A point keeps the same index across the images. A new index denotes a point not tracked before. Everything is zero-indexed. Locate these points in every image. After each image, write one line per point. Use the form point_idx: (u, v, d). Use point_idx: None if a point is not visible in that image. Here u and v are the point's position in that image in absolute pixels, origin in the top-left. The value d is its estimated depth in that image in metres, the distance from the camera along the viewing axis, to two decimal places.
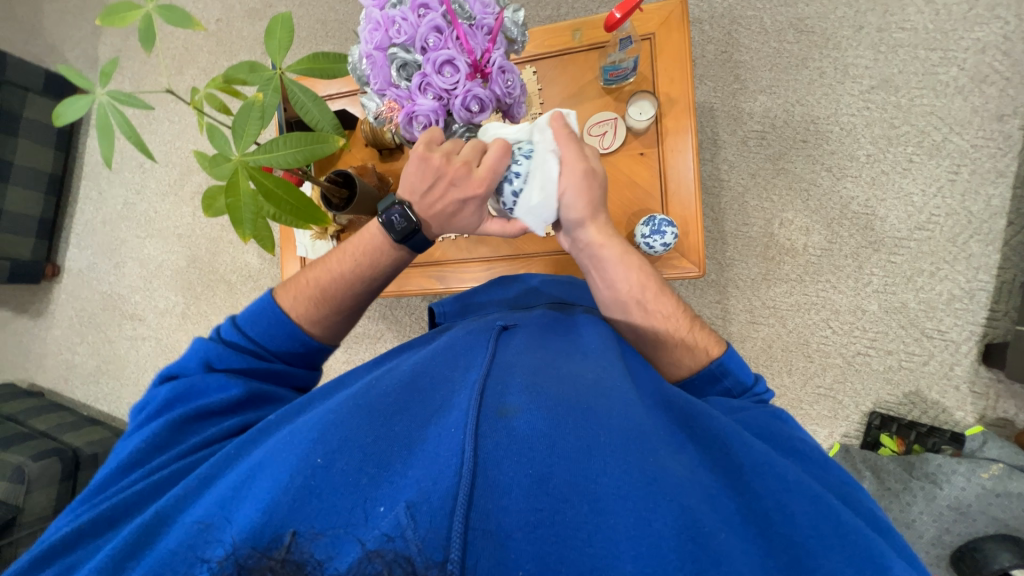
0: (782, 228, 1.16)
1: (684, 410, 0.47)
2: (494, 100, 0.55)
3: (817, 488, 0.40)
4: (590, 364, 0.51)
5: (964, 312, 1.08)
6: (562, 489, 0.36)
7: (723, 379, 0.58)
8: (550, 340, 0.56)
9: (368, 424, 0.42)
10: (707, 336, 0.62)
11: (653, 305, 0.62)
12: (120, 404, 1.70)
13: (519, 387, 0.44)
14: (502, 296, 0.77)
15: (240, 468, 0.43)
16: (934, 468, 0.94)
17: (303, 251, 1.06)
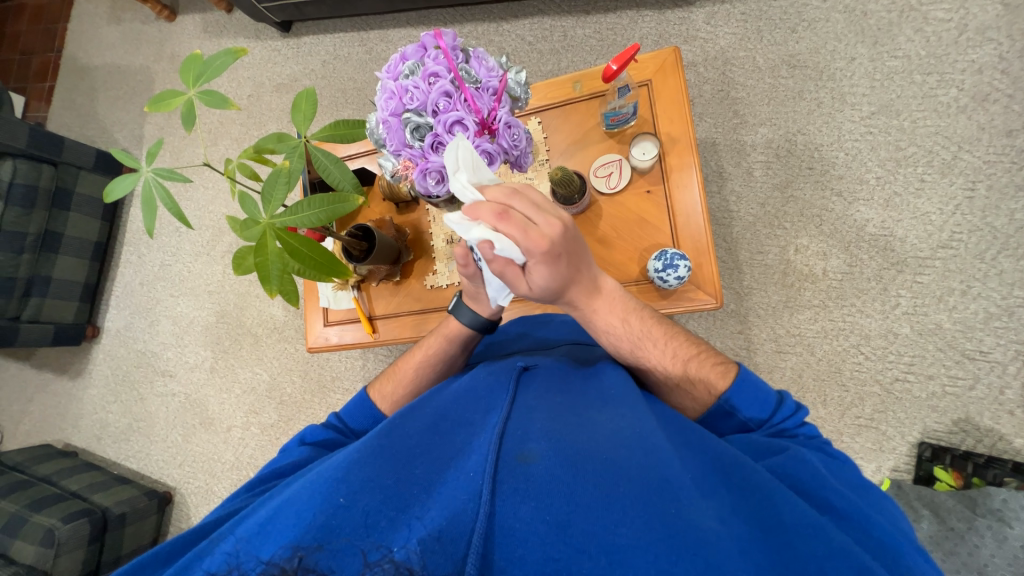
0: (798, 254, 1.15)
1: (716, 456, 0.45)
2: (502, 153, 0.58)
3: (859, 556, 0.37)
4: (610, 409, 0.50)
5: (1005, 331, 1.03)
6: (580, 539, 0.36)
7: (737, 413, 0.56)
8: (569, 384, 0.56)
9: (390, 467, 0.42)
10: (712, 369, 0.59)
11: (643, 352, 0.61)
12: (149, 461, 1.73)
13: (539, 432, 0.44)
14: (522, 337, 0.78)
15: (265, 507, 0.43)
16: (999, 503, 0.85)
17: (325, 302, 1.10)
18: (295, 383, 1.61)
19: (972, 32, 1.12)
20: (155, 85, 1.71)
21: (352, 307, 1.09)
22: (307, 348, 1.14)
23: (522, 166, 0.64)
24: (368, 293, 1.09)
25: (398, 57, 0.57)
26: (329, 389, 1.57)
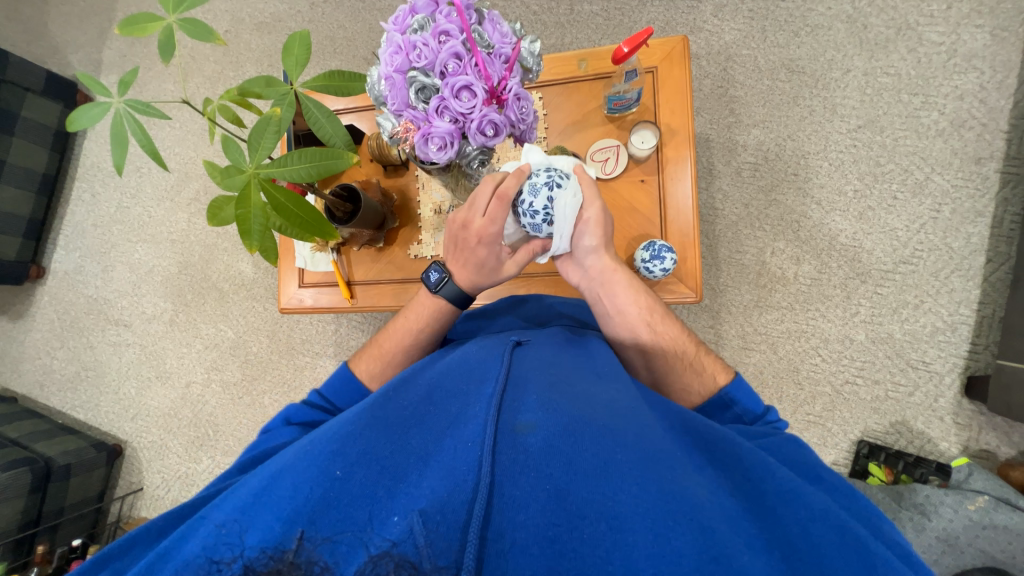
0: (773, 256, 1.19)
1: (704, 436, 0.47)
2: (507, 126, 0.55)
3: (847, 522, 0.39)
4: (603, 383, 0.51)
5: (947, 345, 1.11)
6: (579, 506, 0.37)
7: (733, 406, 0.61)
8: (563, 359, 0.56)
9: (386, 439, 0.42)
10: (715, 363, 0.67)
11: (661, 327, 0.68)
12: (98, 412, 1.65)
13: (534, 403, 0.45)
14: (517, 316, 0.78)
15: (255, 478, 0.42)
16: (923, 498, 0.92)
17: (301, 263, 1.06)
18: (261, 343, 1.56)
19: (960, 58, 1.16)
20: (118, 5, 1.55)
21: (330, 270, 1.06)
22: (280, 309, 1.10)
23: (525, 142, 0.61)
24: (348, 258, 1.06)
25: (408, 10, 0.54)
26: (297, 352, 1.53)
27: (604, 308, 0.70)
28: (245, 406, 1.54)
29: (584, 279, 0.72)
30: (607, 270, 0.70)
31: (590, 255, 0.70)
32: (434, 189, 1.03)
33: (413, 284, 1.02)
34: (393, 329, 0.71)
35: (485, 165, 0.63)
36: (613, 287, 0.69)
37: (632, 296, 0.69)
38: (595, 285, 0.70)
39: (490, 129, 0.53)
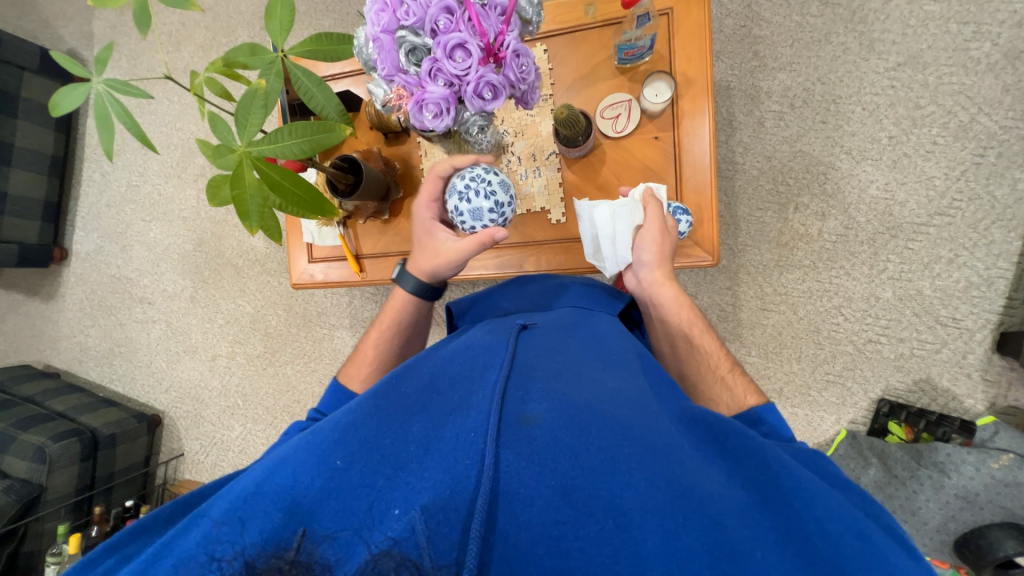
0: (796, 213, 1.14)
1: (711, 425, 0.45)
2: (507, 87, 0.51)
3: (861, 518, 0.38)
4: (609, 371, 0.52)
5: (981, 300, 1.05)
6: (585, 503, 0.37)
7: (764, 420, 0.55)
8: (568, 345, 0.56)
9: (386, 427, 0.43)
10: (749, 387, 0.63)
11: (698, 340, 0.69)
12: (135, 385, 1.74)
13: (540, 394, 0.45)
14: (524, 293, 0.77)
15: (258, 466, 0.44)
16: (942, 457, 0.85)
17: (309, 238, 1.06)
18: (280, 316, 1.59)
19: None
20: None
21: (338, 245, 1.05)
22: (292, 284, 1.11)
23: (528, 104, 0.56)
24: (354, 230, 1.04)
25: None
26: (314, 323, 1.56)
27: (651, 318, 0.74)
28: (269, 376, 1.60)
29: (634, 288, 0.77)
30: (656, 282, 0.73)
31: (642, 269, 0.75)
32: (437, 155, 0.99)
33: None
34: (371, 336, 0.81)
35: (485, 131, 0.59)
36: (661, 299, 0.72)
37: (675, 307, 0.71)
38: (642, 293, 0.75)
39: (488, 92, 0.49)
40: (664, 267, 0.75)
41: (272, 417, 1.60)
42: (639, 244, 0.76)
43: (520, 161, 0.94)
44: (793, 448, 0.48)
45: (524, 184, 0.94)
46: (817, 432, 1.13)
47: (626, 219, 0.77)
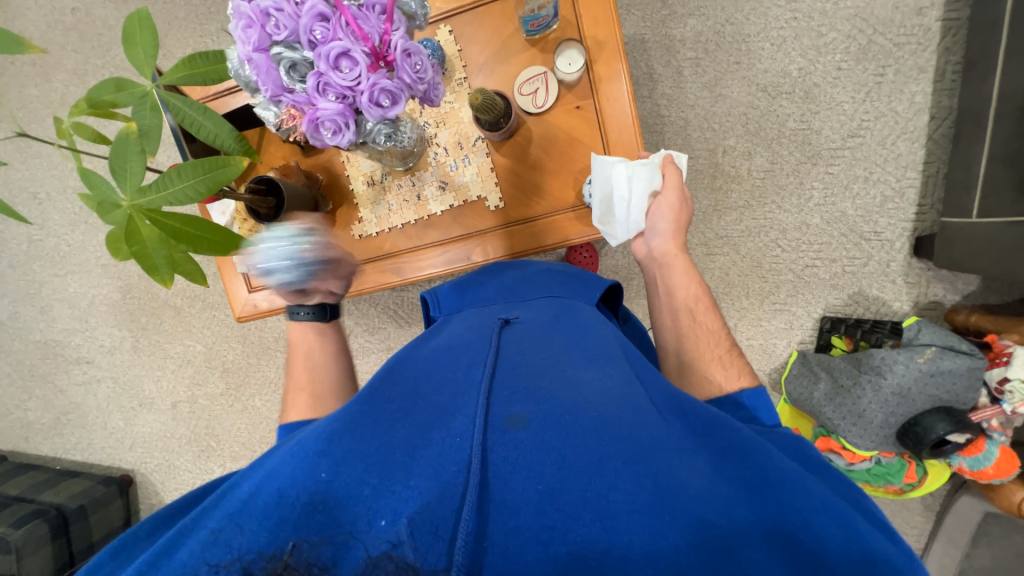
0: (725, 156, 1.17)
1: (700, 417, 0.50)
2: (405, 90, 0.48)
3: (841, 509, 0.42)
4: (593, 368, 0.54)
5: (896, 212, 1.13)
6: (573, 507, 0.39)
7: (748, 409, 0.59)
8: (551, 344, 0.59)
9: (370, 436, 0.44)
10: (744, 369, 0.66)
11: (700, 316, 0.71)
12: (95, 450, 1.63)
13: (525, 396, 0.47)
14: (497, 285, 0.78)
15: (245, 481, 0.44)
16: (878, 360, 0.94)
17: (244, 267, 1.01)
18: (235, 349, 1.52)
19: None
20: None
21: None
22: (238, 318, 1.05)
23: (433, 101, 0.54)
24: None
25: None
26: (273, 349, 1.50)
27: (658, 288, 0.77)
28: (238, 412, 1.54)
29: (646, 258, 0.80)
30: (669, 254, 0.77)
31: (656, 238, 0.79)
32: (360, 159, 0.94)
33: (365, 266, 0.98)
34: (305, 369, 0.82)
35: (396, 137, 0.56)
36: (670, 268, 0.76)
37: (684, 280, 0.75)
38: (653, 265, 0.79)
39: (386, 99, 0.46)
40: (677, 238, 0.78)
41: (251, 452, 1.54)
42: (655, 212, 0.79)
43: (447, 152, 0.91)
44: (777, 436, 0.53)
45: (456, 175, 0.91)
46: (773, 359, 1.21)
47: (641, 184, 0.79)
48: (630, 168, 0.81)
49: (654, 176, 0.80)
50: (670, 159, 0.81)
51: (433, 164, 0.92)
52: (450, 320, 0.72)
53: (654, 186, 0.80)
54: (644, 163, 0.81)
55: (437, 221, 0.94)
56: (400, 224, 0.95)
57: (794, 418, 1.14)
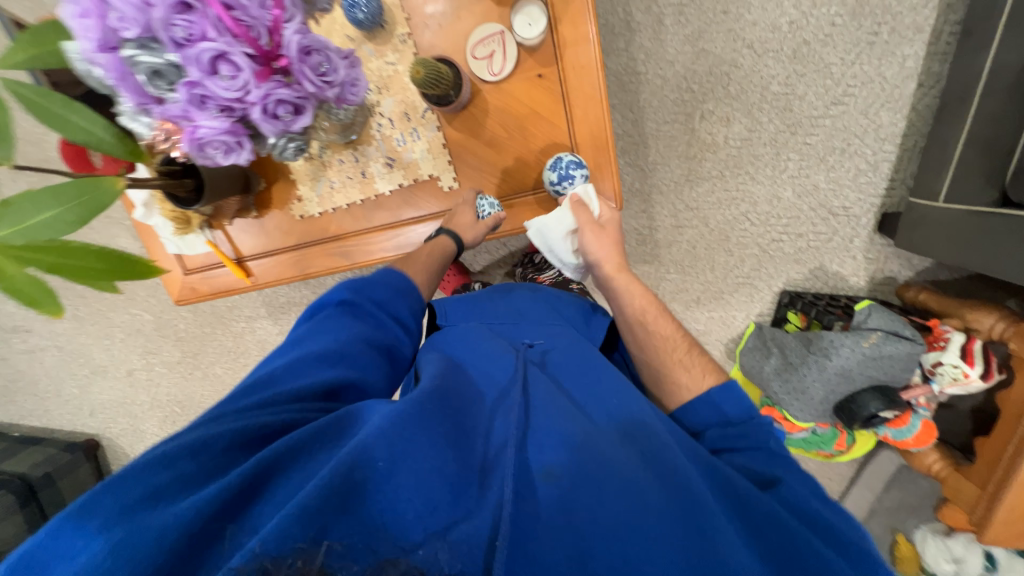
0: (703, 121, 1.09)
1: (736, 483, 0.47)
2: (297, 96, 0.51)
3: None
4: (632, 420, 0.53)
5: (867, 187, 1.10)
6: (594, 563, 0.40)
7: (720, 406, 0.58)
8: (576, 384, 0.59)
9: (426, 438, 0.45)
10: (706, 363, 0.65)
11: (652, 326, 0.70)
12: (55, 416, 1.59)
13: (566, 446, 0.47)
14: (506, 305, 0.75)
15: (309, 437, 0.45)
16: (826, 341, 0.97)
17: (175, 249, 0.91)
18: (188, 318, 1.45)
19: None
20: None
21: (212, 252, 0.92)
22: (175, 302, 0.97)
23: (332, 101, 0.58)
24: (228, 232, 0.91)
25: None
26: (229, 318, 1.44)
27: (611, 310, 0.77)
28: (200, 379, 1.50)
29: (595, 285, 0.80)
30: (609, 276, 0.77)
31: (595, 266, 0.78)
32: None
33: (310, 248, 0.90)
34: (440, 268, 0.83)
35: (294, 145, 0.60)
36: (614, 292, 0.76)
37: (629, 295, 0.74)
38: (602, 289, 0.79)
39: (279, 106, 0.50)
40: (615, 256, 0.77)
41: None
42: (582, 247, 0.78)
43: (393, 124, 0.81)
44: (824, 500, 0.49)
45: (404, 151, 0.82)
46: (731, 330, 1.24)
47: (556, 232, 0.79)
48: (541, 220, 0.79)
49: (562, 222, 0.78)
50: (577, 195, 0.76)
51: (377, 138, 0.82)
52: (454, 334, 0.69)
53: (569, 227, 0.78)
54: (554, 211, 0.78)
55: (385, 202, 0.86)
56: (345, 204, 0.87)
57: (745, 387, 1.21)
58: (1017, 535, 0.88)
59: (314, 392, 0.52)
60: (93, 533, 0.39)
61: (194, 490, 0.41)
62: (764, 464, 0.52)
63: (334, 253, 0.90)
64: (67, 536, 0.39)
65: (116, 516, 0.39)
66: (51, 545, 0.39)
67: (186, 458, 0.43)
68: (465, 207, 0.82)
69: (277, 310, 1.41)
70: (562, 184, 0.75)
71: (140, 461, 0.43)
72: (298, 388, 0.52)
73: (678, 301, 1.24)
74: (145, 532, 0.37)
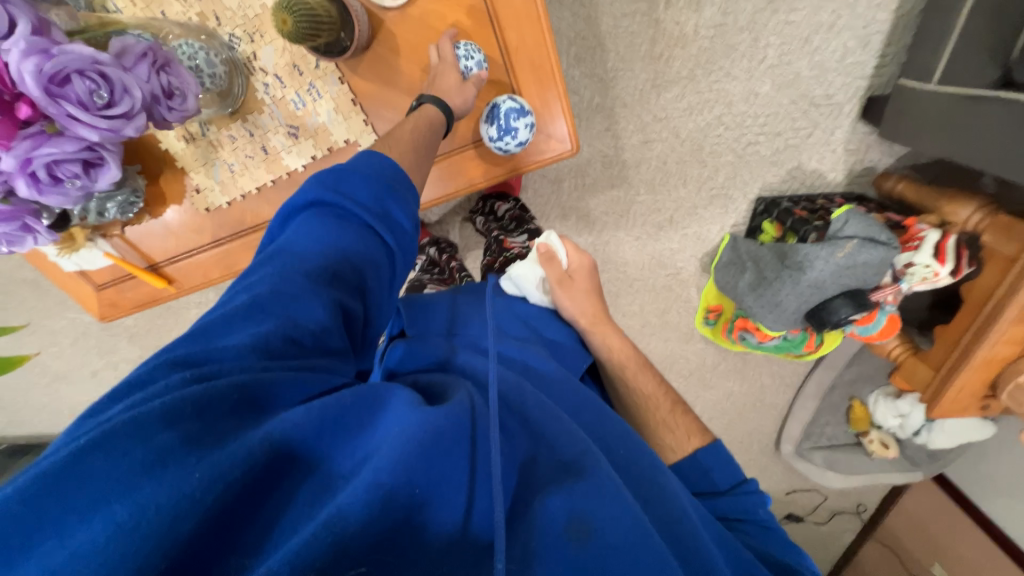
0: (669, 8, 0.95)
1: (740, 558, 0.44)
2: (64, 145, 0.52)
3: None
4: (647, 465, 0.48)
5: (854, 67, 0.97)
6: None
7: (709, 472, 0.55)
8: (587, 412, 0.54)
9: (441, 454, 0.38)
10: (690, 423, 0.61)
11: (639, 377, 0.66)
12: (27, 424, 1.54)
13: (590, 490, 0.41)
14: (483, 315, 0.66)
15: (312, 438, 0.37)
16: (801, 256, 0.93)
17: (75, 266, 0.79)
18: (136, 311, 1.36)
19: None
20: None
21: (114, 262, 0.79)
22: (100, 318, 0.85)
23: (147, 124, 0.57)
24: (127, 236, 0.77)
25: None
26: (178, 306, 1.35)
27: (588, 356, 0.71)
28: None
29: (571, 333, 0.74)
30: (585, 324, 0.71)
31: (570, 314, 0.72)
32: None
33: (227, 243, 0.77)
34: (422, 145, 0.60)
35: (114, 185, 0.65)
36: (593, 339, 0.70)
37: (609, 346, 0.69)
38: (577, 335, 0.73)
39: (48, 160, 0.51)
40: (596, 308, 0.73)
41: None
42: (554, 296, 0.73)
43: (282, 82, 0.66)
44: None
45: (306, 115, 0.67)
46: (706, 244, 1.19)
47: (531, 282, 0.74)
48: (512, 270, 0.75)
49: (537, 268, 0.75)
50: (548, 245, 0.76)
51: (268, 102, 0.67)
52: (436, 348, 0.60)
53: (540, 275, 0.74)
54: (530, 259, 0.76)
55: (300, 179, 0.72)
56: (253, 188, 0.72)
57: (717, 299, 1.22)
58: (961, 407, 0.97)
59: (317, 339, 0.42)
60: (83, 511, 0.29)
61: (207, 455, 0.32)
62: (777, 548, 0.49)
63: (256, 246, 0.77)
64: (34, 516, 0.29)
65: (100, 494, 0.30)
66: (13, 523, 0.29)
67: (188, 417, 0.33)
68: (446, 66, 0.61)
69: (227, 290, 1.31)
70: (503, 139, 0.63)
71: (118, 420, 0.32)
72: (299, 322, 0.42)
73: (650, 222, 1.17)
74: (156, 514, 0.29)
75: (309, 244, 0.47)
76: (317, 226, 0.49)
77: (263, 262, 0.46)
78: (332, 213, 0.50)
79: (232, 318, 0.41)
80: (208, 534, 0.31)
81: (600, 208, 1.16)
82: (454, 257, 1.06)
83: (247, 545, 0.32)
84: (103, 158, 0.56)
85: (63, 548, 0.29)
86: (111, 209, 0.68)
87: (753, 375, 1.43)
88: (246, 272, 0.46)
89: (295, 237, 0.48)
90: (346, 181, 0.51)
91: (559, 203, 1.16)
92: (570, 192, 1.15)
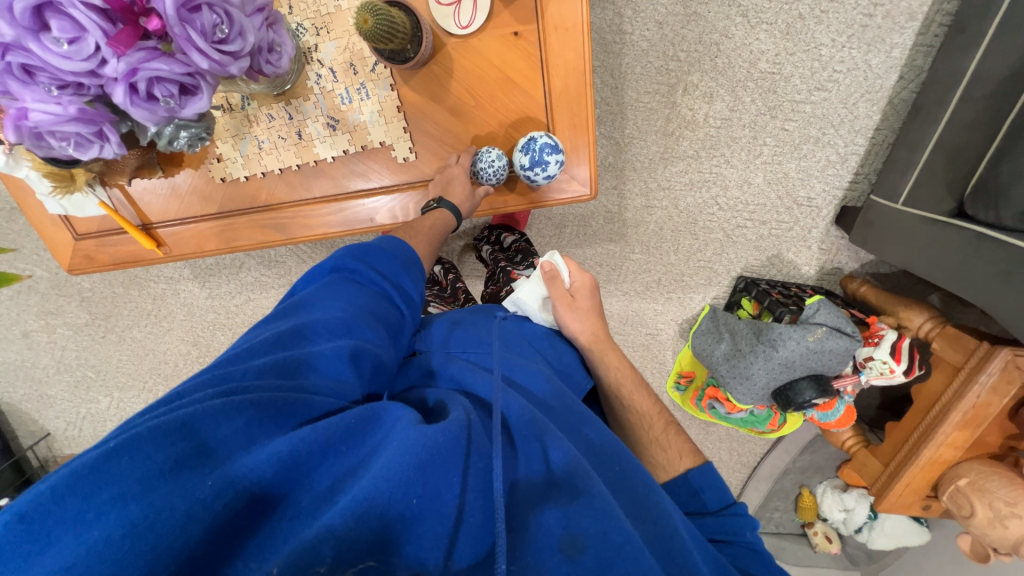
0: (685, 95, 1.07)
1: None
2: (177, 64, 0.54)
3: None
4: (647, 488, 0.46)
5: (834, 178, 1.11)
6: None
7: (698, 492, 0.55)
8: (580, 432, 0.53)
9: (438, 470, 0.39)
10: (683, 443, 0.61)
11: (637, 395, 0.67)
12: None
13: (582, 512, 0.40)
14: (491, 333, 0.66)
15: (314, 446, 0.38)
16: (775, 333, 0.98)
17: (60, 210, 0.75)
18: (96, 276, 1.27)
19: None
20: None
21: (107, 214, 0.76)
22: (67, 270, 0.80)
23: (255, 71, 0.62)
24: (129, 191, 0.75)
25: None
26: (145, 277, 1.28)
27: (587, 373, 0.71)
28: (114, 345, 1.32)
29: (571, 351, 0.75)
30: (585, 343, 0.72)
31: (570, 333, 0.73)
32: None
33: (234, 217, 0.76)
34: (439, 233, 0.71)
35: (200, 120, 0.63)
36: (591, 358, 0.71)
37: (604, 366, 0.70)
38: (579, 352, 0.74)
39: (157, 73, 0.53)
40: (596, 327, 0.74)
41: (138, 384, 1.36)
42: (557, 316, 0.75)
43: (335, 77, 0.69)
44: None
45: (348, 111, 0.70)
46: (687, 311, 1.25)
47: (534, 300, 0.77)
48: (513, 293, 0.77)
49: (540, 287, 0.77)
50: (552, 262, 0.79)
51: (316, 92, 0.70)
52: (436, 366, 0.60)
53: (541, 295, 0.77)
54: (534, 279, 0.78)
55: (329, 170, 0.73)
56: (276, 167, 0.73)
57: (691, 364, 1.25)
58: (906, 505, 1.02)
59: (327, 361, 0.47)
60: (103, 508, 0.32)
61: (222, 465, 0.36)
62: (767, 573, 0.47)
63: (265, 225, 0.76)
64: (76, 505, 0.32)
65: (133, 486, 0.33)
66: (50, 514, 0.32)
67: (205, 429, 0.36)
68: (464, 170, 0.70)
69: (203, 271, 1.26)
70: (534, 169, 0.67)
71: (143, 427, 0.35)
72: (312, 354, 0.47)
73: (640, 280, 1.23)
74: (169, 515, 0.32)
75: (327, 302, 0.55)
76: (335, 290, 0.57)
77: (284, 316, 0.53)
78: (349, 280, 0.60)
79: (252, 352, 0.46)
80: (216, 533, 0.34)
81: (595, 258, 1.21)
82: (459, 278, 1.07)
83: (257, 545, 0.34)
84: (198, 87, 0.57)
85: (86, 541, 0.31)
86: (182, 140, 0.63)
87: (713, 448, 1.45)
88: (270, 323, 0.53)
89: (316, 296, 0.56)
90: (373, 254, 0.63)
91: (557, 245, 1.21)
92: (571, 238, 1.20)
